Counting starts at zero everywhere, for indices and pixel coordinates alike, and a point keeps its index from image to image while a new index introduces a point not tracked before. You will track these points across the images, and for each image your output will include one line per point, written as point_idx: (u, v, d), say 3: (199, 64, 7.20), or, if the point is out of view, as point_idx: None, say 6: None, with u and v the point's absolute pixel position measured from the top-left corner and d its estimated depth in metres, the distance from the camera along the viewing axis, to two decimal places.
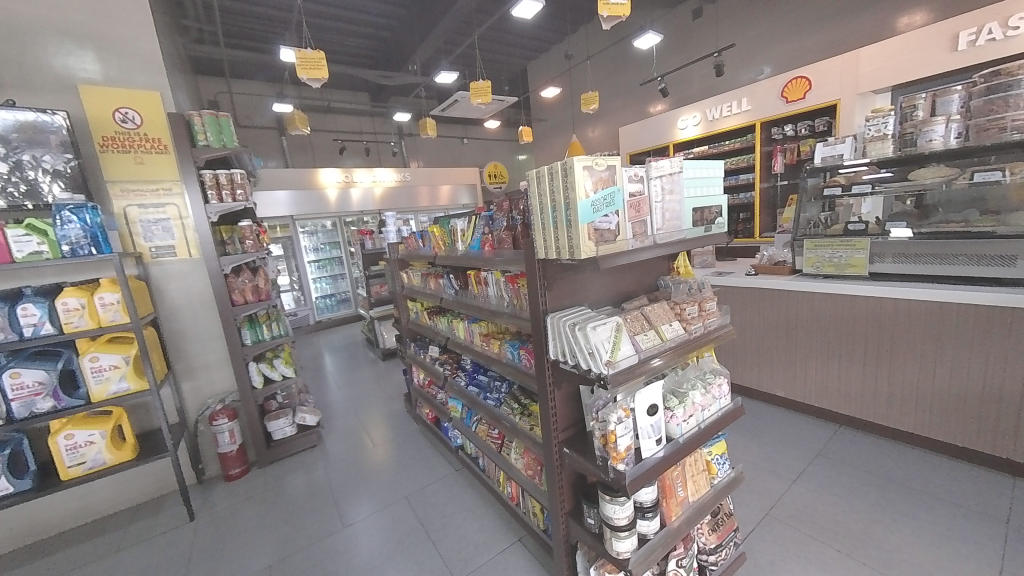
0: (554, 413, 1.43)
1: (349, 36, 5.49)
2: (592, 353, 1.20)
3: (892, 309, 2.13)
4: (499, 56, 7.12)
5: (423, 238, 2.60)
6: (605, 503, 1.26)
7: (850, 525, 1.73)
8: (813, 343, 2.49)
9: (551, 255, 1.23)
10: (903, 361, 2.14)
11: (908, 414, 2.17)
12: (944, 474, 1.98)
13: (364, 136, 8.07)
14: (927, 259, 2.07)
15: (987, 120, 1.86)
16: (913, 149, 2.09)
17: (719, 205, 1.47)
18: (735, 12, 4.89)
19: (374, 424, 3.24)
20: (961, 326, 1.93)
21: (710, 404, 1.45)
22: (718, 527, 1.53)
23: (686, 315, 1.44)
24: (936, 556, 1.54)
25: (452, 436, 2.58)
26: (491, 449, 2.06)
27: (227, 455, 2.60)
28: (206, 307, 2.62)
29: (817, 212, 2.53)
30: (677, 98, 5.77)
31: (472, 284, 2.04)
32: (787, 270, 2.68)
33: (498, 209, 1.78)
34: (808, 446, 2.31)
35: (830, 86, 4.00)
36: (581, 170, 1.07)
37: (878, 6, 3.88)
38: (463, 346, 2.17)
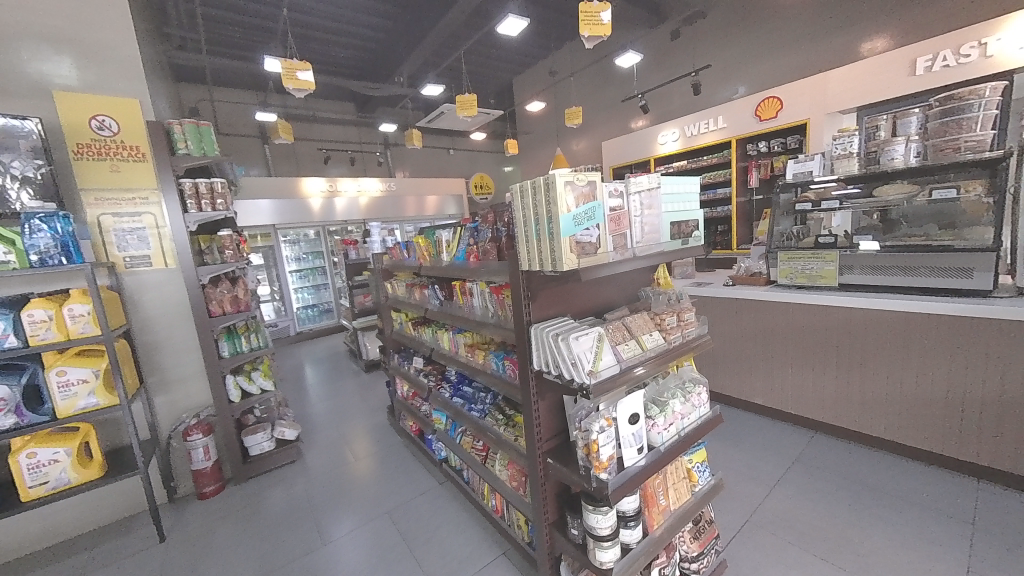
0: (538, 423, 1.44)
1: (335, 46, 5.49)
2: (575, 363, 1.22)
3: (861, 319, 2.22)
4: (485, 69, 7.23)
5: (408, 248, 2.60)
6: (588, 513, 1.28)
7: (827, 530, 1.77)
8: (789, 352, 2.57)
9: (535, 267, 1.25)
10: (874, 369, 2.23)
11: (879, 420, 2.25)
12: (913, 478, 2.06)
13: (350, 145, 8.03)
14: (894, 271, 2.18)
15: (943, 140, 2.01)
16: (878, 166, 2.23)
17: (696, 219, 1.53)
18: (711, 34, 5.11)
19: (356, 437, 3.17)
20: (925, 335, 2.03)
21: (690, 413, 1.48)
22: (699, 535, 1.55)
23: (666, 325, 1.48)
24: (909, 558, 1.59)
25: (436, 449, 2.54)
26: (476, 461, 2.05)
27: (201, 472, 2.51)
28: (183, 317, 2.55)
29: (790, 226, 2.64)
30: (657, 114, 5.96)
31: (457, 294, 2.04)
32: (763, 281, 2.78)
33: (483, 220, 1.80)
34: (786, 453, 2.37)
35: (801, 105, 4.20)
36: (563, 185, 1.10)
37: (843, 33, 4.11)
38: (447, 357, 2.16)
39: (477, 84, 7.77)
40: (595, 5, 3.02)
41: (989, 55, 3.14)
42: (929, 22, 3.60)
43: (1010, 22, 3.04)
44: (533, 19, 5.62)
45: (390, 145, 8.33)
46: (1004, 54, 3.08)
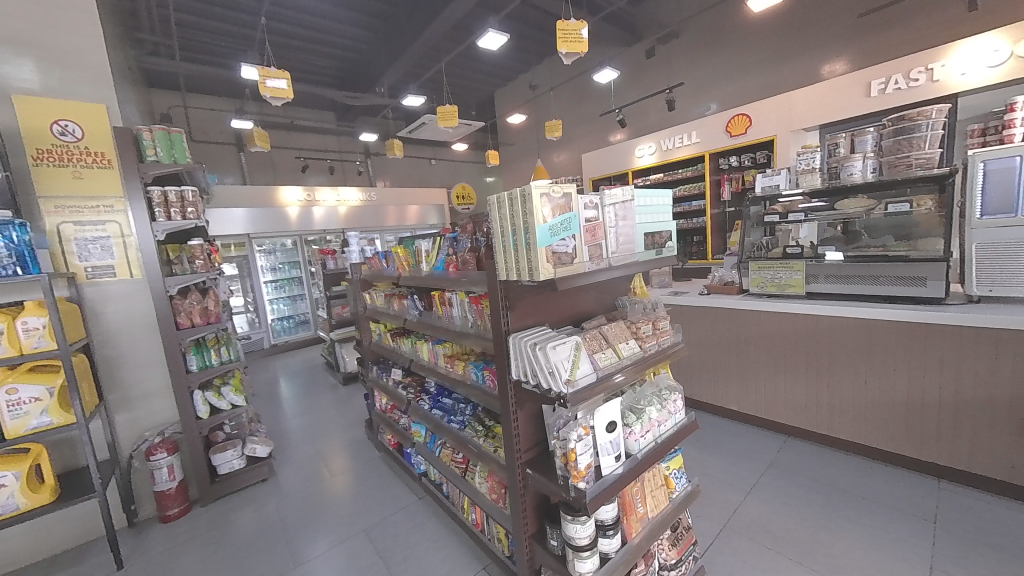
0: (517, 434, 1.44)
1: (314, 55, 5.46)
2: (552, 372, 1.23)
3: (828, 326, 2.32)
4: (467, 82, 7.31)
5: (387, 258, 2.58)
6: (567, 523, 1.28)
7: (800, 533, 1.82)
8: (762, 359, 2.65)
9: (513, 277, 1.27)
10: (840, 374, 2.32)
11: (847, 423, 2.33)
12: (879, 479, 2.14)
13: (330, 154, 7.93)
14: (856, 280, 2.29)
15: (896, 157, 2.13)
16: (838, 181, 2.34)
17: (669, 230, 1.58)
18: (684, 54, 5.33)
19: (333, 452, 3.08)
20: (886, 341, 2.13)
21: (666, 420, 1.50)
22: (677, 542, 1.56)
23: (642, 333, 1.51)
24: (877, 558, 1.65)
25: (415, 462, 2.49)
26: (456, 474, 2.02)
27: (165, 494, 2.38)
28: (148, 330, 2.44)
29: (760, 237, 2.75)
30: (635, 128, 6.14)
31: (437, 305, 2.03)
32: (735, 290, 2.87)
33: (463, 230, 1.81)
34: (761, 458, 2.43)
35: (768, 123, 4.41)
36: (538, 197, 1.12)
37: (806, 56, 4.36)
38: (427, 368, 2.13)
39: (459, 96, 7.84)
40: (573, 23, 3.12)
41: (936, 79, 3.38)
42: (883, 48, 3.86)
43: (954, 49, 3.29)
44: (514, 35, 5.75)
45: (370, 155, 8.27)
46: (949, 79, 3.32)
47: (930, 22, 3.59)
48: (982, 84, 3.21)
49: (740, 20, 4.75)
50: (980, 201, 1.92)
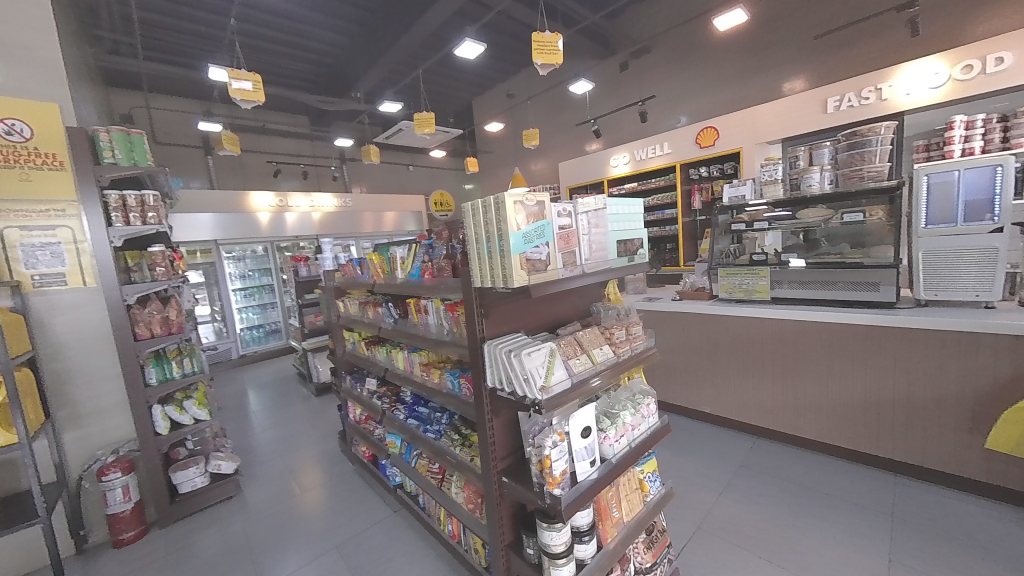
0: (493, 442, 1.43)
1: (288, 59, 5.35)
2: (527, 379, 1.23)
3: (792, 330, 2.43)
4: (445, 90, 7.32)
5: (362, 265, 2.53)
6: (543, 531, 1.28)
7: (770, 532, 1.87)
8: (732, 362, 2.73)
9: (487, 284, 1.27)
10: (804, 376, 2.42)
11: (811, 423, 2.43)
12: (841, 476, 2.24)
13: (303, 158, 7.75)
14: (816, 285, 2.40)
15: (851, 169, 2.26)
16: (798, 192, 2.46)
17: (640, 237, 1.62)
18: (656, 68, 5.52)
19: (304, 467, 2.97)
20: (845, 344, 2.24)
21: (640, 424, 1.53)
22: (652, 545, 1.58)
23: (615, 339, 1.53)
24: (841, 553, 1.72)
25: (391, 474, 2.43)
26: (432, 485, 1.98)
27: (119, 517, 2.23)
28: (103, 342, 2.30)
29: (728, 244, 2.85)
30: (610, 138, 6.29)
31: (412, 312, 2.01)
32: (706, 296, 2.97)
33: (438, 237, 1.80)
34: (732, 459, 2.49)
35: (734, 136, 4.61)
36: (512, 205, 1.14)
37: (768, 74, 4.59)
38: (402, 377, 2.09)
39: (437, 103, 7.84)
40: (547, 36, 3.19)
41: (884, 98, 3.64)
42: (837, 68, 4.12)
43: (900, 71, 3.55)
44: (492, 45, 5.82)
45: (346, 160, 8.14)
46: (896, 98, 3.58)
47: (879, 45, 3.86)
48: (925, 103, 3.47)
49: (707, 38, 4.96)
50: (924, 213, 2.05)
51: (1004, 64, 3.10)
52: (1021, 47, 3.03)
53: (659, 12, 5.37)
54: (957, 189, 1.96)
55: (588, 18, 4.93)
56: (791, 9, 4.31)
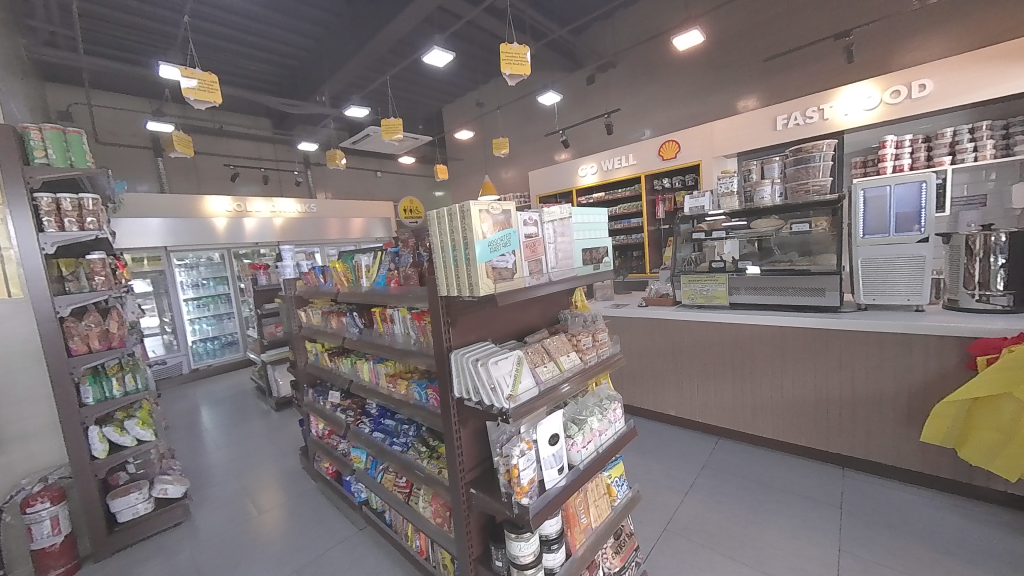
0: (460, 453, 1.41)
1: (247, 59, 5.15)
2: (494, 389, 1.22)
3: (749, 334, 2.55)
4: (414, 96, 7.27)
5: (324, 273, 2.45)
6: (511, 542, 1.27)
7: (732, 529, 1.94)
8: (695, 366, 2.83)
9: (453, 293, 1.26)
10: (761, 377, 2.54)
11: (768, 422, 2.55)
12: (796, 472, 2.36)
13: (264, 162, 7.43)
14: (770, 291, 2.55)
15: (798, 183, 2.45)
16: (752, 204, 2.61)
17: (605, 246, 1.66)
18: (621, 83, 5.73)
19: (262, 486, 2.80)
20: (797, 347, 2.38)
21: (606, 429, 1.55)
22: (621, 549, 1.60)
23: (582, 346, 1.55)
24: (796, 546, 1.80)
25: (355, 490, 2.34)
26: (399, 500, 1.92)
27: (46, 552, 2.01)
28: (30, 359, 2.09)
29: (690, 253, 2.98)
30: (578, 149, 6.44)
31: (377, 321, 1.95)
32: (670, 302, 3.08)
33: (404, 245, 1.76)
34: (697, 459, 2.57)
35: (694, 149, 4.85)
36: (477, 213, 1.14)
37: (724, 92, 4.87)
38: (367, 389, 2.02)
39: (406, 110, 7.77)
40: (515, 47, 3.24)
41: (826, 118, 3.94)
42: (784, 90, 4.43)
43: (839, 93, 3.85)
44: (461, 54, 5.86)
45: (311, 165, 7.89)
46: (837, 118, 3.89)
47: (820, 70, 4.19)
48: (861, 123, 3.79)
49: (668, 56, 5.21)
50: (861, 224, 2.24)
51: (926, 90, 3.43)
52: (939, 76, 3.37)
53: (623, 30, 5.60)
54: (889, 203, 2.14)
55: (555, 32, 5.06)
56: (743, 33, 4.61)
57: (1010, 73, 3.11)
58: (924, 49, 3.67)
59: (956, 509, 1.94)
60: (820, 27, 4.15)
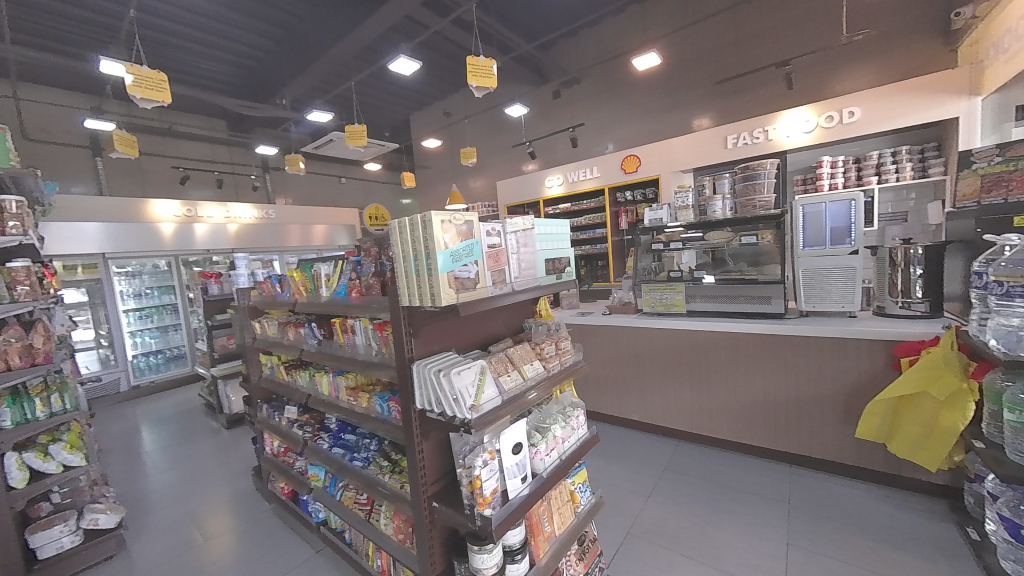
0: (422, 466, 1.38)
1: (201, 58, 4.91)
2: (456, 399, 1.22)
3: (705, 340, 2.68)
4: (381, 103, 7.18)
5: (281, 282, 2.35)
6: (474, 555, 1.27)
7: (690, 529, 2.01)
8: (656, 372, 2.94)
9: (415, 303, 1.25)
10: (716, 381, 2.67)
11: (723, 424, 2.68)
12: (749, 470, 2.48)
13: (219, 165, 7.05)
14: (722, 299, 2.69)
15: (746, 199, 2.60)
16: (706, 217, 2.73)
17: (567, 257, 1.70)
18: (585, 98, 5.93)
19: (209, 511, 2.61)
20: (748, 352, 2.53)
21: (570, 436, 1.58)
22: (584, 555, 1.62)
23: (545, 354, 1.58)
24: (749, 542, 1.89)
25: (313, 510, 2.23)
26: (359, 518, 1.85)
27: None
28: None
29: (650, 262, 3.10)
30: (544, 160, 6.58)
31: (337, 332, 1.89)
32: (632, 310, 3.20)
33: (366, 254, 1.72)
34: (658, 463, 2.65)
35: (654, 164, 5.07)
36: (439, 223, 1.15)
37: (680, 111, 5.15)
38: (326, 403, 1.94)
39: (373, 116, 7.64)
40: (482, 60, 3.28)
41: (770, 139, 4.25)
42: (734, 111, 4.75)
43: (781, 117, 4.18)
44: (429, 63, 5.87)
45: (269, 169, 7.57)
46: (780, 139, 4.21)
47: (765, 94, 4.53)
48: (801, 144, 4.12)
49: (629, 75, 5.47)
50: (802, 237, 2.42)
51: (855, 117, 3.79)
52: (866, 104, 3.73)
53: (587, 48, 5.82)
54: (825, 217, 2.34)
55: (522, 47, 5.19)
56: (696, 57, 4.92)
57: (924, 104, 3.50)
58: (852, 79, 4.06)
59: (887, 499, 2.11)
60: (763, 55, 4.50)
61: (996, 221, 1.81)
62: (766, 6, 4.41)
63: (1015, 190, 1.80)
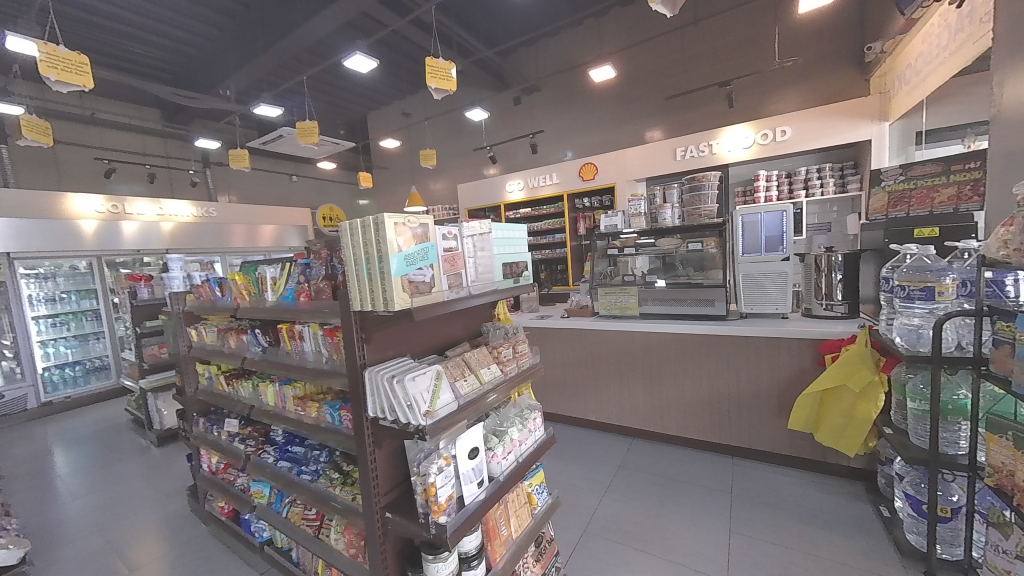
0: (375, 476, 1.34)
1: (131, 40, 4.50)
2: (410, 406, 1.19)
3: (656, 342, 2.81)
4: (336, 100, 6.92)
5: (221, 286, 2.20)
6: (428, 564, 1.25)
7: (643, 523, 2.09)
8: (611, 372, 3.04)
9: (367, 307, 1.21)
10: (666, 380, 2.81)
11: (673, 421, 2.82)
12: (696, 464, 2.63)
13: (151, 158, 6.46)
14: (672, 303, 2.83)
15: (693, 209, 2.73)
16: (657, 224, 2.88)
17: (525, 261, 1.73)
18: (545, 106, 6.06)
19: (135, 538, 2.36)
20: (694, 352, 2.67)
21: (527, 438, 1.59)
22: (541, 556, 1.64)
23: (502, 357, 1.58)
24: (696, 532, 2.00)
25: (256, 530, 2.09)
26: (307, 535, 1.75)
27: None
28: None
29: (606, 267, 3.21)
30: (505, 165, 6.63)
31: (284, 339, 1.79)
32: (589, 313, 3.31)
33: (316, 256, 1.64)
34: (614, 461, 2.74)
35: (610, 173, 5.27)
36: (392, 225, 1.12)
37: (634, 122, 5.38)
38: (271, 414, 1.83)
39: (327, 114, 7.34)
40: (441, 62, 3.26)
41: (714, 152, 4.56)
42: (682, 125, 5.05)
43: (723, 132, 4.49)
44: (387, 62, 5.74)
45: (211, 164, 7.04)
46: (722, 153, 4.52)
47: (709, 111, 4.86)
48: (741, 158, 4.45)
49: (586, 86, 5.66)
50: (741, 244, 2.63)
51: (787, 135, 4.16)
52: (796, 124, 4.10)
53: (546, 58, 5.96)
54: (761, 227, 2.56)
55: (482, 52, 5.22)
56: (648, 73, 5.18)
57: (843, 127, 3.90)
58: (785, 101, 4.45)
59: (815, 484, 2.31)
60: (708, 75, 4.83)
61: (901, 232, 2.06)
62: (710, 29, 4.74)
63: (915, 206, 2.05)
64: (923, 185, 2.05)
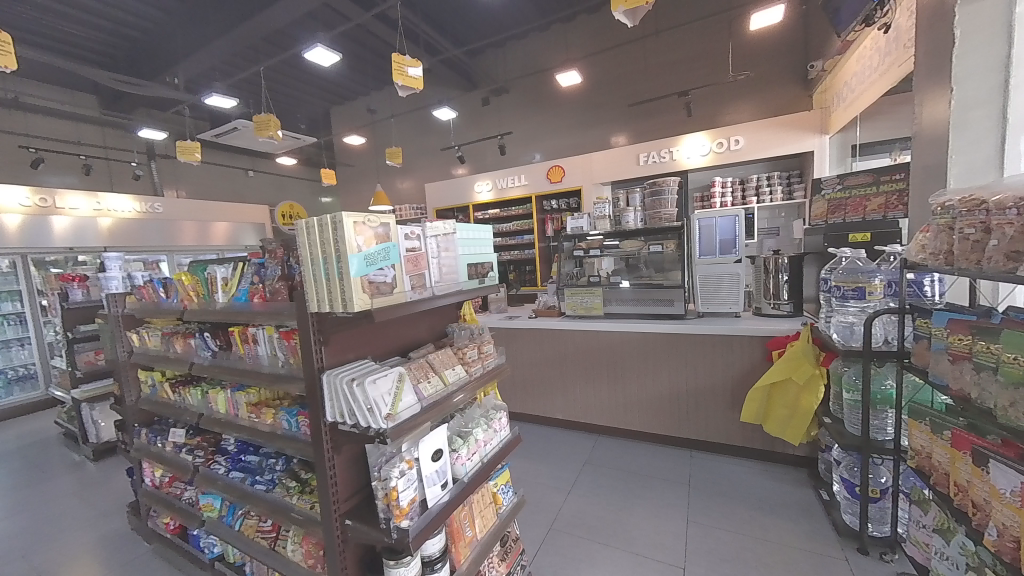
0: (334, 482, 1.30)
1: (62, 18, 4.12)
2: (371, 409, 1.16)
3: (620, 340, 2.89)
4: (296, 93, 6.63)
5: (166, 287, 2.05)
6: (390, 569, 1.23)
7: (607, 517, 2.15)
8: (578, 371, 3.10)
9: (325, 308, 1.17)
10: (630, 378, 2.89)
11: (635, 417, 2.91)
12: (657, 458, 2.72)
13: (87, 149, 5.94)
14: (634, 303, 2.92)
15: (654, 211, 2.81)
16: (620, 227, 2.94)
17: (490, 261, 1.73)
18: (513, 108, 6.09)
19: (64, 562, 2.16)
20: (655, 350, 2.78)
21: (491, 438, 1.60)
22: (506, 555, 1.64)
23: (467, 358, 1.58)
24: (657, 523, 2.07)
25: (206, 545, 1.97)
26: (262, 548, 1.67)
27: None
28: None
29: (572, 268, 3.27)
30: (473, 164, 6.60)
31: (236, 342, 1.70)
32: (556, 313, 3.35)
33: (271, 256, 1.57)
34: (580, 457, 2.79)
35: (576, 175, 5.37)
36: (350, 224, 1.09)
37: (600, 127, 5.52)
38: (223, 422, 1.73)
39: (287, 107, 7.03)
40: (406, 59, 3.19)
41: (674, 159, 4.76)
42: (645, 131, 5.24)
43: (682, 140, 4.70)
44: (351, 56, 5.57)
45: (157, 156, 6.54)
46: (682, 159, 4.73)
47: (669, 119, 5.07)
48: (699, 165, 4.67)
49: (554, 90, 5.74)
50: (698, 246, 2.76)
51: (740, 145, 4.39)
52: (748, 134, 4.35)
53: (514, 60, 6.00)
54: (716, 230, 2.71)
55: (450, 51, 5.19)
56: (613, 80, 5.34)
57: (790, 139, 4.17)
58: (738, 112, 4.71)
59: (765, 472, 2.46)
60: (668, 84, 5.04)
61: (838, 237, 2.19)
62: (670, 40, 4.94)
63: (850, 213, 2.24)
64: (857, 194, 2.22)
